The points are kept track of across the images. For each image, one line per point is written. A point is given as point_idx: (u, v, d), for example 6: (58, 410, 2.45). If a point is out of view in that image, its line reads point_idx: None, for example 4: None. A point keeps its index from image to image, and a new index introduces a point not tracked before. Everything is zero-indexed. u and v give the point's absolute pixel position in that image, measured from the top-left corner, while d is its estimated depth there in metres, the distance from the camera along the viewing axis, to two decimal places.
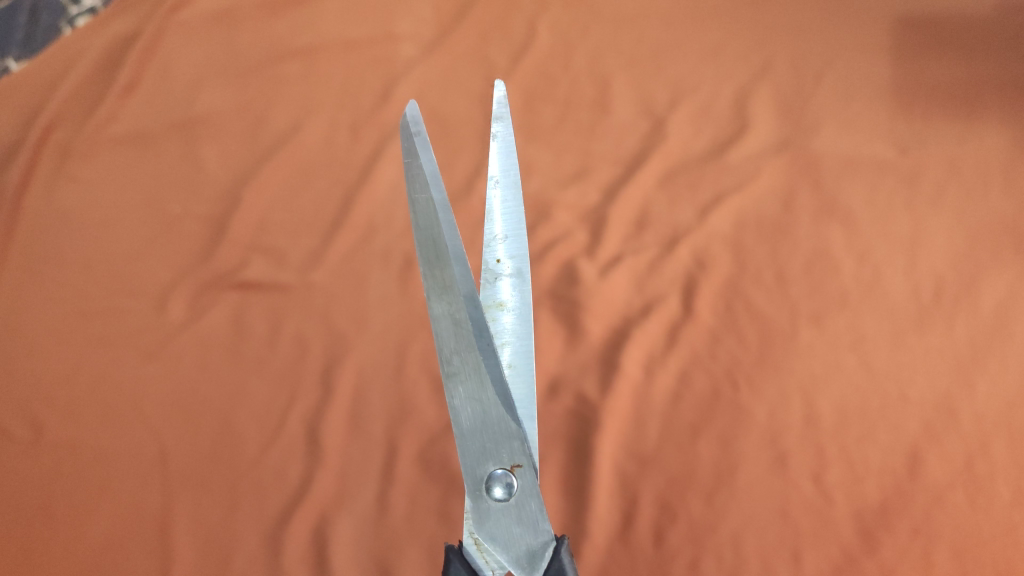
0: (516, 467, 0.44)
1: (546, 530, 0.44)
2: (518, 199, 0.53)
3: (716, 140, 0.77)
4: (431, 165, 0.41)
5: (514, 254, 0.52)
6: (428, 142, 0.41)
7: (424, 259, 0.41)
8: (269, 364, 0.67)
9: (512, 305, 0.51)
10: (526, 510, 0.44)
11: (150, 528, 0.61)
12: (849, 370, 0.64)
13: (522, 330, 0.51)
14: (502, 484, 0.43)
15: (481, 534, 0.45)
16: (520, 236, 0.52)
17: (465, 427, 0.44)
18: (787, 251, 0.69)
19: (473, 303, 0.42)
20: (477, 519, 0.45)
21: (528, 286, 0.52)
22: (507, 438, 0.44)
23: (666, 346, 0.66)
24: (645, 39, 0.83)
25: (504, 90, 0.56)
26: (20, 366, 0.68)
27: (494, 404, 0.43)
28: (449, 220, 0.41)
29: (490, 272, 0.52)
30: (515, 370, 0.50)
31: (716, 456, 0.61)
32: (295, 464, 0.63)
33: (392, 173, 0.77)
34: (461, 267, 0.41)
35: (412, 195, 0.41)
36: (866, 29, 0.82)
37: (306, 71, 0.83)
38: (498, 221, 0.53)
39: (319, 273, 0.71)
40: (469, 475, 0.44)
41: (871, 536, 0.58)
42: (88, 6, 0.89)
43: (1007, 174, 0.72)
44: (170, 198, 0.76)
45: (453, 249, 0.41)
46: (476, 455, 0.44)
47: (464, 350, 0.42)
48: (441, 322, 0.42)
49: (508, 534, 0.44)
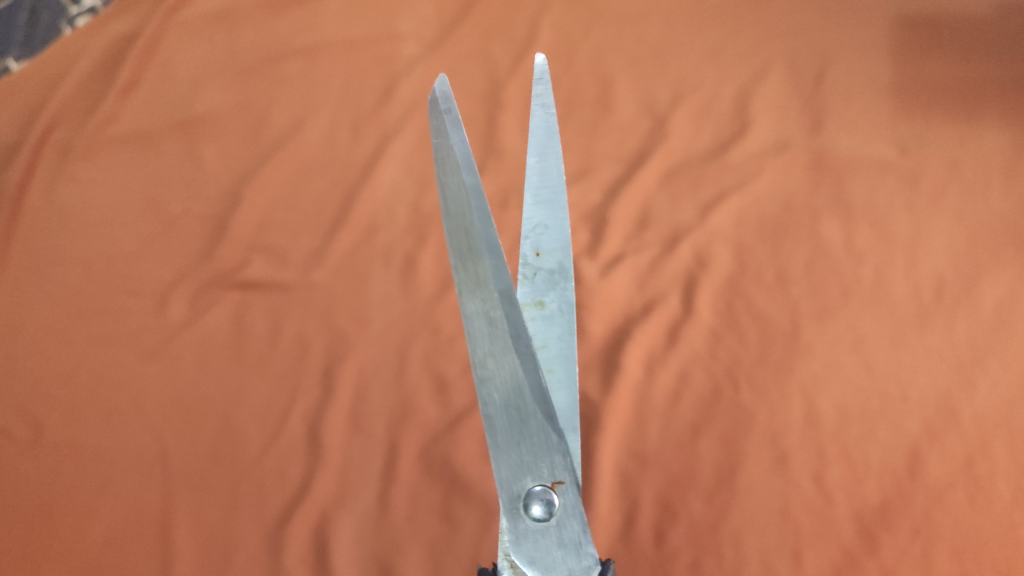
0: (557, 483, 0.42)
1: (590, 553, 0.42)
2: (561, 187, 0.51)
3: (716, 140, 0.77)
4: (463, 148, 0.39)
5: (554, 247, 0.51)
6: (458, 121, 0.39)
7: (456, 251, 0.40)
8: (270, 363, 0.67)
9: (553, 304, 0.50)
10: (568, 531, 0.42)
11: (151, 527, 0.61)
12: (850, 370, 0.64)
13: (565, 331, 0.50)
14: (540, 501, 0.42)
15: (518, 556, 0.42)
16: (563, 226, 0.51)
17: (501, 438, 0.42)
18: (787, 251, 0.69)
19: (508, 301, 0.39)
20: (514, 539, 0.42)
21: (570, 284, 0.50)
22: (548, 451, 0.42)
23: (667, 346, 0.66)
24: (646, 39, 0.84)
25: (543, 61, 0.54)
26: (20, 365, 0.68)
27: (534, 412, 0.41)
28: (482, 206, 0.38)
29: (526, 266, 0.51)
30: (555, 374, 0.49)
31: (716, 455, 0.61)
32: (296, 463, 0.63)
33: (392, 172, 0.77)
34: (495, 261, 0.39)
35: (443, 180, 0.40)
36: (867, 29, 0.82)
37: (307, 71, 0.83)
38: (538, 209, 0.51)
39: (320, 272, 0.71)
40: (505, 491, 0.42)
41: (871, 535, 0.58)
42: (88, 6, 0.90)
43: (1007, 174, 0.72)
44: (170, 196, 0.76)
45: (487, 240, 0.38)
46: (514, 470, 0.42)
47: (500, 352, 0.40)
48: (475, 320, 0.40)
49: (549, 558, 0.42)
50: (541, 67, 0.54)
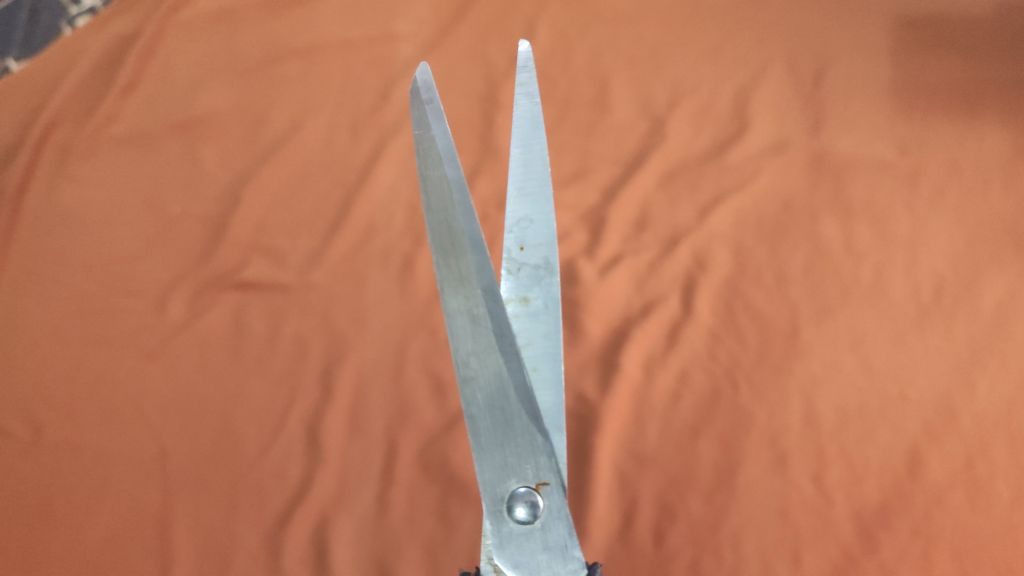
0: (542, 485, 0.42)
1: (577, 557, 0.42)
2: (546, 179, 0.51)
3: (715, 140, 0.77)
4: (445, 140, 0.39)
5: (540, 241, 0.51)
6: (441, 113, 0.40)
7: (437, 247, 0.39)
8: (269, 364, 0.67)
9: (538, 300, 0.50)
10: (554, 534, 0.42)
11: (150, 527, 0.61)
12: (849, 370, 0.64)
13: (550, 329, 0.50)
14: (525, 503, 0.42)
15: (502, 560, 0.42)
16: (548, 219, 0.51)
17: (484, 440, 0.42)
18: (787, 251, 0.69)
19: (492, 298, 0.39)
20: (498, 543, 0.42)
21: (555, 280, 0.50)
22: (533, 453, 0.42)
23: (666, 346, 0.66)
24: (645, 39, 0.84)
25: (528, 52, 0.54)
26: (20, 366, 0.68)
27: (518, 412, 0.41)
28: (465, 201, 0.39)
29: (510, 262, 0.51)
30: (541, 373, 0.49)
31: (715, 456, 0.61)
32: (295, 464, 0.63)
33: (391, 173, 0.77)
34: (478, 257, 0.39)
35: (425, 173, 0.40)
36: (867, 28, 0.82)
37: (306, 71, 0.83)
38: (522, 202, 0.51)
39: (319, 273, 0.71)
40: (488, 494, 0.42)
41: (871, 535, 0.58)
42: (87, 6, 0.90)
43: (1007, 173, 0.72)
44: (169, 197, 0.76)
45: (471, 235, 0.38)
46: (498, 472, 0.42)
47: (483, 351, 0.40)
48: (457, 317, 0.40)
49: (533, 562, 0.42)
50: (525, 58, 0.54)
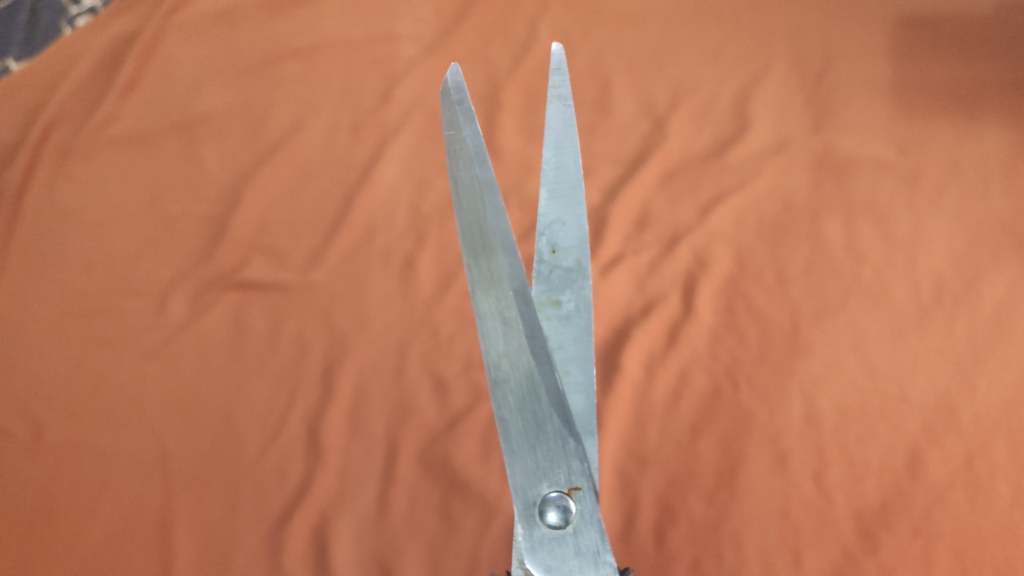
0: (575, 490, 0.42)
1: (608, 562, 0.41)
2: (577, 180, 0.51)
3: (716, 140, 0.77)
4: (475, 140, 0.41)
5: (570, 243, 0.50)
6: (471, 114, 0.41)
7: (469, 248, 0.41)
8: (269, 363, 0.67)
9: (570, 303, 0.50)
10: (585, 539, 0.41)
11: (151, 528, 0.61)
12: (850, 370, 0.64)
13: (581, 332, 0.50)
14: (557, 507, 0.41)
15: (533, 565, 0.41)
16: (580, 221, 0.50)
17: (515, 441, 0.41)
18: (787, 251, 0.69)
19: (522, 300, 0.40)
20: (530, 547, 0.41)
21: (587, 283, 0.50)
22: (564, 457, 0.42)
23: (666, 346, 0.66)
24: (646, 39, 0.84)
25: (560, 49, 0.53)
26: (20, 365, 0.68)
27: (549, 416, 0.41)
28: (494, 202, 0.40)
29: (543, 264, 0.50)
30: (572, 376, 0.49)
31: (715, 455, 0.61)
32: (296, 463, 0.63)
33: (392, 173, 0.77)
34: (509, 258, 0.40)
35: (456, 173, 0.41)
36: (868, 28, 0.82)
37: (306, 71, 0.84)
38: (555, 204, 0.51)
39: (320, 272, 0.71)
40: (519, 498, 0.41)
41: (871, 535, 0.58)
42: (88, 6, 0.90)
43: (1007, 173, 0.72)
44: (170, 197, 0.76)
45: (501, 235, 0.40)
46: (529, 475, 0.41)
47: (515, 353, 0.40)
48: (489, 319, 0.41)
49: (565, 567, 0.41)
50: (558, 56, 0.53)
